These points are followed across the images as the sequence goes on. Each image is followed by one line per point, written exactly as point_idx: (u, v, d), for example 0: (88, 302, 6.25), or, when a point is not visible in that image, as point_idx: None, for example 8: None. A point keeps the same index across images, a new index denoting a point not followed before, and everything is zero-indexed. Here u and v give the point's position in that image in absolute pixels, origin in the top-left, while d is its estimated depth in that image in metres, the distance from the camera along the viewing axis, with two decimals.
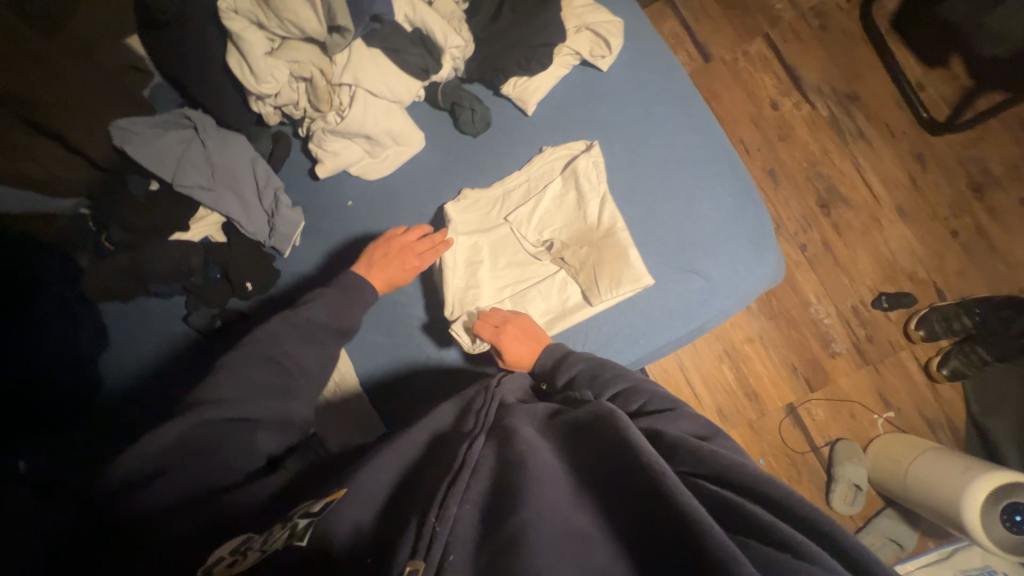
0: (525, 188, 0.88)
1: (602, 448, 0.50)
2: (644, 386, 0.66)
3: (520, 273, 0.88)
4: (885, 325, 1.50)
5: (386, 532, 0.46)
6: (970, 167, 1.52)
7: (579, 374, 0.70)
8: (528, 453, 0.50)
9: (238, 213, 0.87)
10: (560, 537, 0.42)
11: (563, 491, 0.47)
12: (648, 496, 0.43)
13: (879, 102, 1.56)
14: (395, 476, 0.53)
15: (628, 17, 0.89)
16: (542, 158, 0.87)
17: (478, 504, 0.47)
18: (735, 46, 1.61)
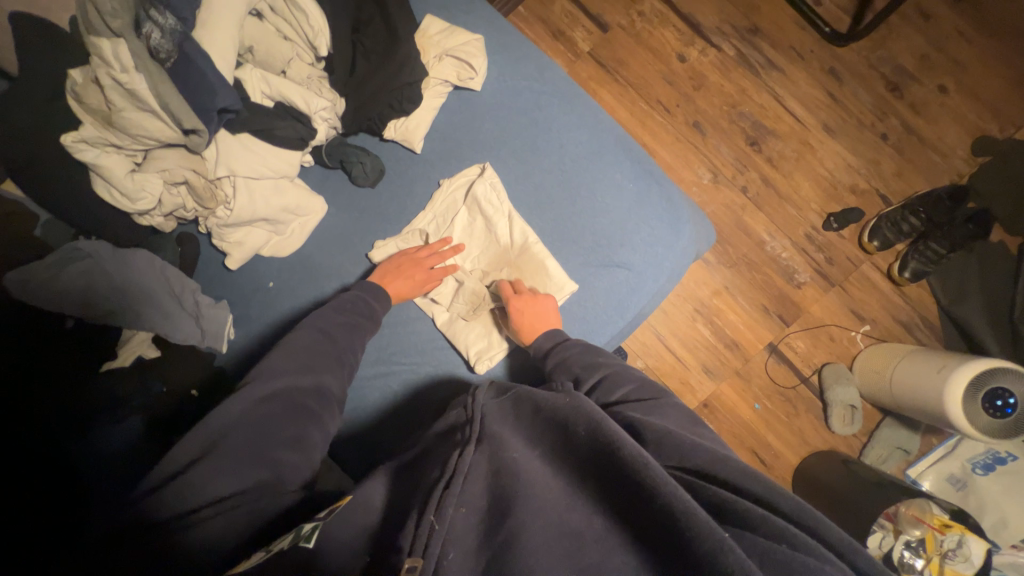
0: (434, 226, 0.88)
1: (572, 426, 0.50)
2: (628, 374, 0.66)
3: (451, 311, 0.87)
4: (841, 244, 1.49)
5: (387, 544, 0.49)
6: (883, 69, 1.52)
7: (572, 361, 0.70)
8: (514, 453, 0.51)
9: (165, 327, 0.86)
10: (553, 534, 0.44)
11: (553, 486, 0.48)
12: (632, 483, 0.43)
13: (780, 28, 1.55)
14: (395, 493, 0.55)
15: (489, 31, 0.89)
16: (442, 193, 0.87)
17: (472, 505, 0.48)
18: (628, 9, 1.58)
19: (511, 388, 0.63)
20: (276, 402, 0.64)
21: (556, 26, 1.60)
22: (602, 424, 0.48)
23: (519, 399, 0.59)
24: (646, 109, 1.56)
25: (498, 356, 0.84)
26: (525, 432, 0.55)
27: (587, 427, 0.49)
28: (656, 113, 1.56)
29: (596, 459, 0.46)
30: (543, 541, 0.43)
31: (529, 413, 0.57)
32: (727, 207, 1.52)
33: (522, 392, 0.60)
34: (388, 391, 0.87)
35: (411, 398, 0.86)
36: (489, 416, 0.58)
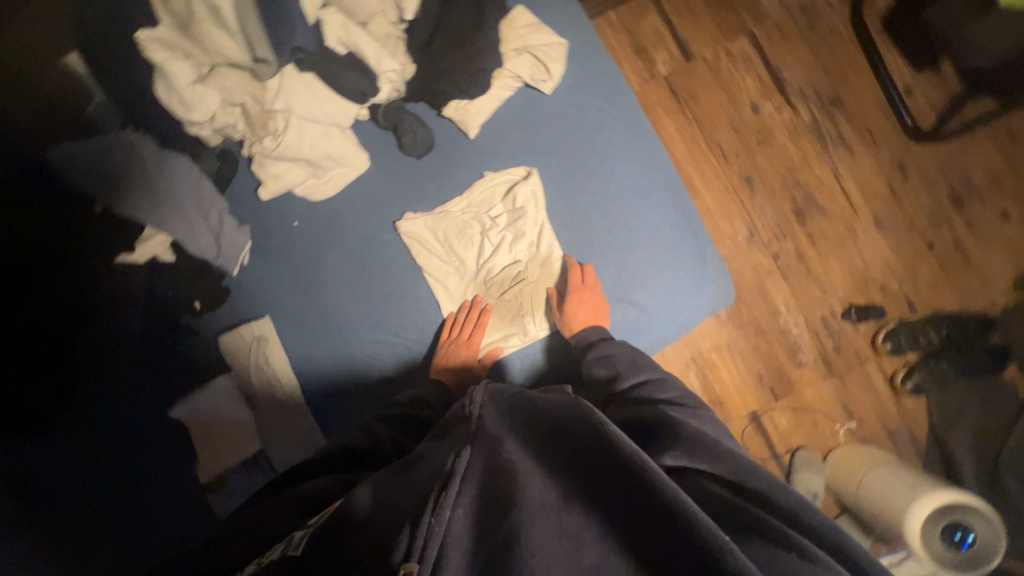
0: (466, 212, 0.89)
1: (569, 424, 0.50)
2: (668, 380, 0.70)
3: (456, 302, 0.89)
4: (854, 337, 1.47)
5: (378, 532, 0.45)
6: (952, 178, 1.47)
7: (617, 358, 0.74)
8: (511, 451, 0.50)
9: (183, 234, 0.88)
10: (549, 535, 0.40)
11: (550, 488, 0.45)
12: (631, 484, 0.41)
13: (863, 108, 1.50)
14: (389, 481, 0.54)
15: (573, 38, 0.88)
16: (483, 184, 0.88)
17: (467, 503, 0.46)
18: (718, 44, 1.54)
19: (509, 392, 0.64)
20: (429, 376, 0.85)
21: (640, 41, 1.56)
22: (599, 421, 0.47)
23: (518, 405, 0.59)
24: (704, 149, 1.53)
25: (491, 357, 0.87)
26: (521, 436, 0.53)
27: (585, 425, 0.48)
28: (713, 157, 1.53)
29: (593, 456, 0.45)
30: (546, 545, 0.39)
31: (526, 417, 0.56)
32: (753, 269, 1.50)
33: (523, 395, 0.62)
34: (377, 357, 0.91)
35: (401, 371, 0.90)
36: (488, 416, 0.58)
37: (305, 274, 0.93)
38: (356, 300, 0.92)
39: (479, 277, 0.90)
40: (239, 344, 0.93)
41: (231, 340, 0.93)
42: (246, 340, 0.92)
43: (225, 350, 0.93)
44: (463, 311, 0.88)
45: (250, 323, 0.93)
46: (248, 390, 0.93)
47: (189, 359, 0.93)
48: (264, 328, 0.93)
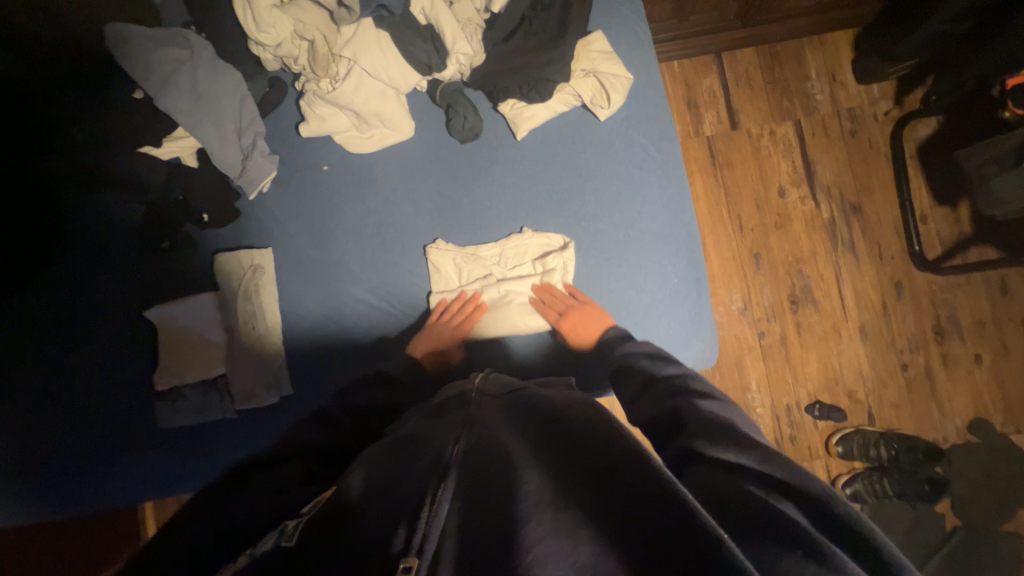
0: (495, 260, 0.91)
1: (568, 428, 0.53)
2: (695, 374, 0.69)
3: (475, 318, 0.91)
4: (811, 433, 1.51)
5: (373, 527, 0.45)
6: (940, 311, 1.54)
7: (637, 358, 0.75)
8: (508, 444, 0.53)
9: (213, 144, 0.87)
10: (543, 516, 0.42)
11: (542, 473, 0.47)
12: (621, 466, 0.44)
13: (879, 222, 1.57)
14: (396, 463, 0.54)
15: (639, 76, 0.90)
16: (519, 238, 0.90)
17: (467, 494, 0.47)
18: (764, 123, 1.60)
19: (511, 383, 0.71)
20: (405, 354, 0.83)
21: (695, 98, 1.61)
22: (608, 424, 0.51)
23: (515, 409, 0.62)
24: (724, 216, 1.58)
25: (484, 330, 0.91)
26: (518, 430, 0.56)
27: (588, 427, 0.52)
28: (730, 225, 1.58)
29: (592, 455, 0.47)
30: (542, 535, 0.40)
31: (527, 418, 0.59)
32: (737, 342, 1.55)
33: (522, 395, 0.66)
34: (365, 319, 0.92)
35: (387, 339, 0.91)
36: (487, 413, 0.61)
37: (318, 218, 0.93)
38: (362, 258, 0.93)
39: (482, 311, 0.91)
40: (235, 268, 0.91)
41: (228, 262, 0.92)
42: (240, 269, 0.91)
43: (219, 270, 0.91)
44: (459, 301, 0.90)
45: (251, 250, 0.92)
46: (229, 318, 0.91)
47: (182, 268, 0.93)
48: (261, 257, 0.92)
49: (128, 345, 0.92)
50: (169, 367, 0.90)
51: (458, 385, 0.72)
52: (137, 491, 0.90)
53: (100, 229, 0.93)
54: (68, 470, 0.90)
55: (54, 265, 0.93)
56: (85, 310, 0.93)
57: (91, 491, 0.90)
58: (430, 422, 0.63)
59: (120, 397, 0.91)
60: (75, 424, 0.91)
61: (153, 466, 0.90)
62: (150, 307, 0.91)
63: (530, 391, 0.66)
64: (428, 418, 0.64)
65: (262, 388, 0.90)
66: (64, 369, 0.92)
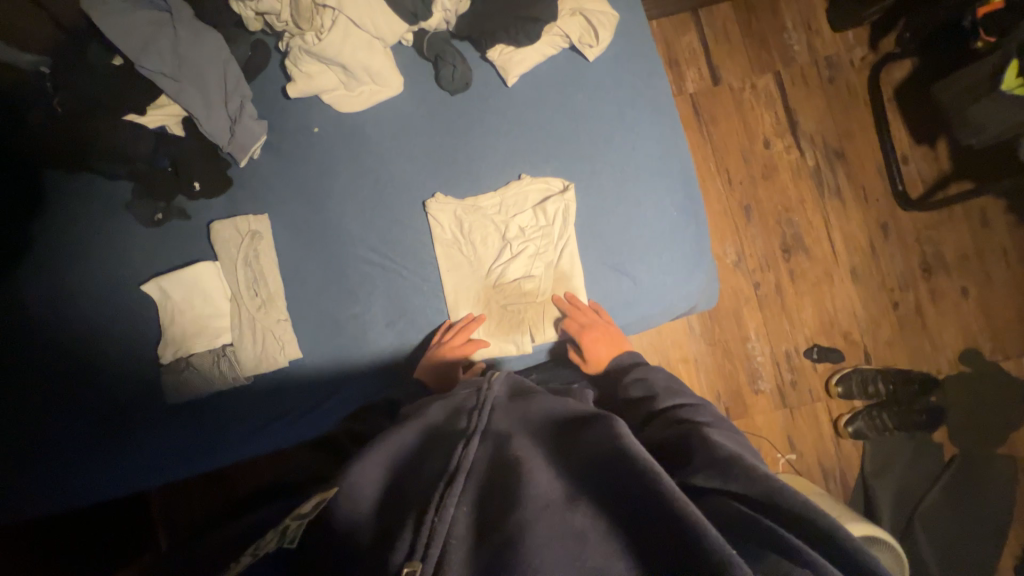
0: (496, 210, 0.91)
1: (580, 433, 0.55)
2: (700, 405, 0.70)
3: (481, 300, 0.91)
4: (811, 376, 1.54)
5: (384, 535, 0.46)
6: (926, 248, 1.58)
7: (652, 384, 0.76)
8: (517, 450, 0.53)
9: (198, 109, 0.85)
10: (550, 532, 0.43)
11: (552, 485, 0.48)
12: (630, 479, 0.45)
13: (862, 166, 1.60)
14: (406, 470, 0.55)
15: (624, 15, 0.91)
16: (518, 185, 0.90)
17: (477, 503, 0.48)
18: (746, 76, 1.62)
19: (525, 384, 0.70)
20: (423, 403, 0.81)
21: (676, 56, 1.62)
22: (613, 428, 0.51)
23: (526, 409, 0.63)
24: (712, 170, 1.60)
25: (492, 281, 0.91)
26: (528, 436, 0.57)
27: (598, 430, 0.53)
28: (718, 180, 1.60)
29: (600, 466, 0.48)
30: (549, 547, 0.41)
31: (537, 426, 0.59)
32: (733, 293, 1.57)
33: (530, 395, 0.66)
34: (370, 278, 0.91)
35: (393, 296, 0.91)
36: (498, 412, 0.61)
37: (313, 180, 0.92)
38: (360, 217, 0.92)
39: (489, 275, 0.91)
40: (232, 233, 0.90)
41: (225, 228, 0.90)
42: (237, 234, 0.90)
43: (216, 237, 0.90)
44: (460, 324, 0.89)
45: (247, 217, 0.91)
46: (231, 284, 0.90)
47: (177, 241, 0.91)
48: (258, 222, 0.91)
49: (127, 322, 0.91)
50: (173, 338, 0.89)
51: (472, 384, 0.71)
52: (149, 474, 0.89)
53: (88, 206, 0.91)
54: (77, 454, 0.89)
55: (43, 248, 0.91)
56: (79, 291, 0.91)
57: (103, 473, 0.88)
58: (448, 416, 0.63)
59: (125, 376, 0.90)
60: (80, 406, 0.90)
61: (164, 443, 0.89)
62: (148, 279, 0.90)
63: (537, 391, 0.67)
64: (440, 411, 0.64)
65: (268, 351, 0.89)
66: (62, 351, 0.90)
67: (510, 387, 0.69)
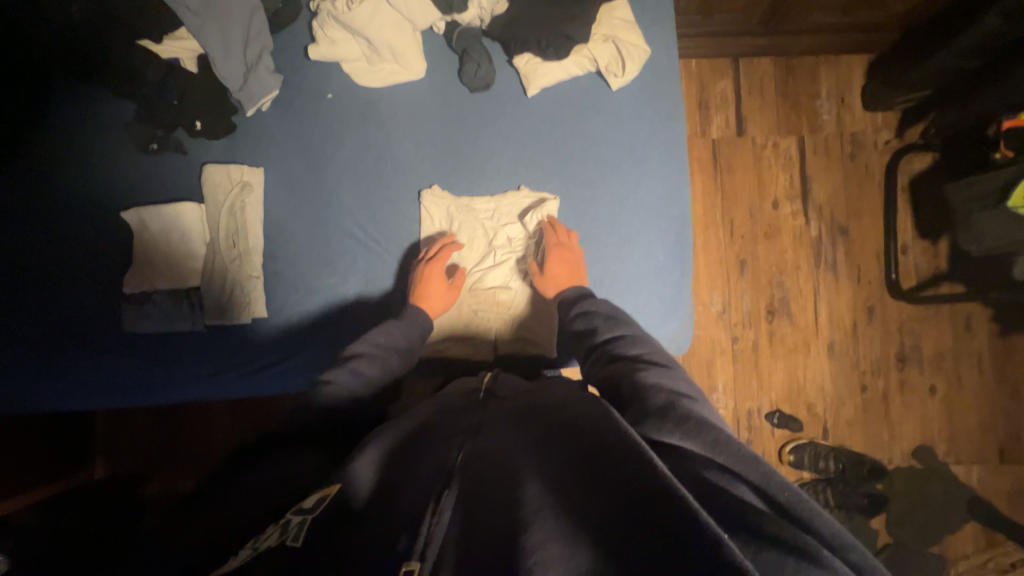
0: (488, 216, 0.91)
1: (563, 430, 0.54)
2: (638, 334, 0.71)
3: (454, 305, 0.91)
4: (767, 439, 1.56)
5: (385, 526, 0.47)
6: (906, 340, 1.60)
7: (597, 314, 0.75)
8: (506, 453, 0.54)
9: (216, 53, 0.79)
10: (543, 521, 0.43)
11: (543, 479, 0.48)
12: (625, 472, 0.44)
13: (862, 246, 1.62)
14: (403, 464, 0.56)
15: (656, 52, 0.91)
16: (515, 196, 0.90)
17: (471, 501, 0.49)
18: (770, 134, 1.62)
19: (522, 387, 0.72)
20: (402, 320, 0.82)
21: (707, 99, 1.62)
22: (606, 423, 0.51)
23: (516, 412, 0.63)
24: (717, 219, 1.60)
25: (469, 283, 0.91)
26: (521, 434, 0.57)
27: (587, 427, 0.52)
28: (721, 229, 1.60)
29: (594, 460, 0.47)
30: (545, 540, 0.41)
31: (530, 421, 0.59)
32: (710, 342, 1.58)
33: (525, 398, 0.67)
34: (351, 254, 0.91)
35: (369, 277, 0.91)
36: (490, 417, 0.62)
37: (316, 144, 0.92)
38: (355, 192, 0.91)
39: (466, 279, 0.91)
40: (224, 180, 0.90)
41: (218, 173, 0.90)
42: (229, 181, 0.89)
43: (207, 180, 0.90)
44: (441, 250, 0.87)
45: (241, 166, 0.90)
46: (211, 229, 0.89)
47: (167, 174, 0.90)
48: (251, 174, 0.90)
49: (100, 243, 0.90)
50: (141, 270, 0.88)
51: (471, 386, 0.75)
52: (90, 397, 0.88)
53: (85, 121, 0.90)
54: (21, 363, 0.88)
55: (31, 153, 0.90)
56: (57, 203, 0.90)
57: (43, 387, 0.87)
58: (440, 415, 0.65)
59: (85, 296, 0.89)
60: (34, 316, 0.89)
61: (111, 370, 0.88)
62: (129, 207, 0.89)
63: (534, 395, 0.67)
64: (436, 410, 0.67)
65: (234, 304, 0.88)
66: (27, 259, 0.89)
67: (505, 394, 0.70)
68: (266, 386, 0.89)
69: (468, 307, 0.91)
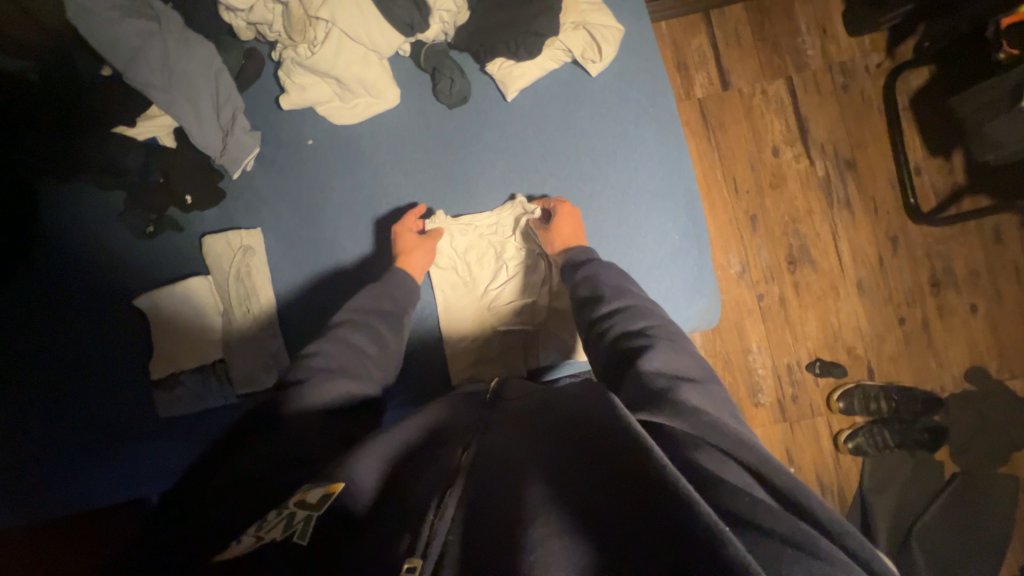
0: (493, 230, 0.89)
1: (569, 419, 0.51)
2: (649, 311, 0.69)
3: (475, 327, 0.88)
4: (812, 390, 1.52)
5: (377, 531, 0.43)
6: (936, 263, 1.55)
7: (604, 282, 0.74)
8: (509, 451, 0.51)
9: (191, 124, 0.83)
10: (541, 520, 0.40)
11: (547, 476, 0.45)
12: (633, 460, 0.41)
13: (873, 176, 1.56)
14: (401, 462, 0.52)
15: (629, 28, 0.88)
16: (515, 206, 0.88)
17: (477, 501, 0.45)
18: (756, 82, 1.57)
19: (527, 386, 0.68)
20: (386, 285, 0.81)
21: (684, 60, 1.57)
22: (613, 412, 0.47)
23: (523, 406, 0.59)
24: (718, 179, 1.56)
25: (487, 302, 0.89)
26: (527, 427, 0.54)
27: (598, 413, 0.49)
28: (725, 188, 1.56)
29: (599, 451, 0.44)
30: (545, 540, 0.38)
31: (534, 416, 0.56)
32: (736, 305, 1.55)
33: (529, 393, 0.64)
34: None
35: None
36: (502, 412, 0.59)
37: (307, 193, 0.90)
38: (354, 233, 0.90)
39: (483, 298, 0.89)
40: (225, 248, 0.89)
41: (217, 243, 0.89)
42: (231, 248, 0.89)
43: (209, 251, 0.89)
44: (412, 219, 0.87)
45: (239, 231, 0.89)
46: (223, 300, 0.89)
47: (169, 253, 0.90)
48: (251, 237, 0.89)
49: (120, 334, 0.90)
50: (165, 354, 0.88)
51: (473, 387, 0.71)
52: (145, 485, 0.89)
53: (79, 217, 0.90)
54: (70, 467, 0.88)
55: (34, 259, 0.90)
56: (71, 303, 0.90)
57: (99, 486, 0.88)
58: (445, 413, 0.62)
59: (118, 389, 0.90)
60: (73, 420, 0.89)
61: (157, 456, 0.89)
62: (140, 294, 0.89)
63: (537, 388, 0.64)
64: (440, 404, 0.63)
65: (261, 368, 0.88)
66: (54, 365, 0.90)
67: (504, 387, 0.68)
68: None
69: (490, 326, 0.89)
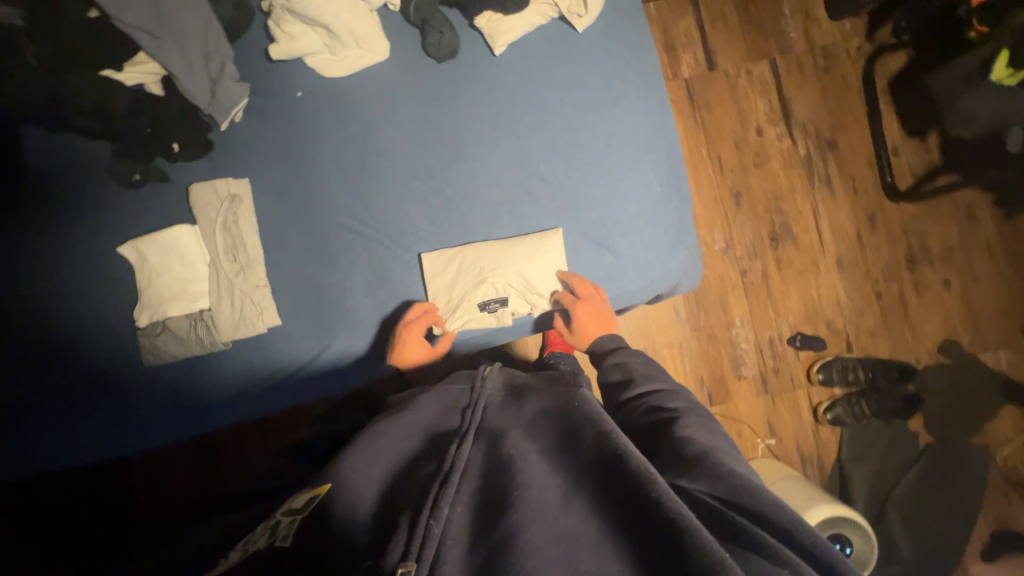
0: (481, 180, 0.90)
1: (566, 433, 0.57)
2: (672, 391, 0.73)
3: (460, 273, 0.89)
4: (793, 363, 1.56)
5: (379, 531, 0.48)
6: (912, 240, 1.60)
7: (633, 367, 0.80)
8: (505, 453, 0.56)
9: (179, 68, 0.83)
10: (541, 523, 0.46)
11: (549, 483, 0.51)
12: (621, 474, 0.48)
13: (853, 156, 1.61)
14: (405, 474, 0.57)
15: None
16: (503, 157, 0.89)
17: (478, 501, 0.51)
18: (741, 63, 1.61)
19: (518, 376, 0.77)
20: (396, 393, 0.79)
21: (672, 40, 1.60)
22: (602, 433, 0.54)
23: (517, 414, 0.65)
24: (704, 157, 1.59)
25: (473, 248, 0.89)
26: (525, 434, 0.60)
27: (584, 426, 0.57)
28: (710, 165, 1.59)
29: (594, 462, 0.51)
30: (543, 541, 0.45)
31: (529, 425, 0.62)
32: (720, 280, 1.57)
33: (519, 399, 0.69)
34: (350, 246, 0.90)
35: (375, 264, 0.90)
36: (491, 411, 0.66)
37: (296, 144, 0.91)
38: (343, 184, 0.91)
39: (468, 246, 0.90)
40: (213, 196, 0.89)
41: (205, 191, 0.89)
42: (219, 196, 0.89)
43: (196, 199, 0.89)
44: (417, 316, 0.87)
45: (227, 179, 0.90)
46: (211, 251, 0.90)
47: (155, 202, 0.90)
48: (239, 185, 0.90)
49: (105, 284, 0.89)
50: (151, 303, 0.88)
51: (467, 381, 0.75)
52: (134, 439, 0.89)
53: (64, 165, 0.89)
54: (52, 422, 0.88)
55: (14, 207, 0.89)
56: (53, 253, 0.89)
57: (83, 441, 0.88)
58: (440, 421, 0.67)
59: (102, 341, 0.89)
60: (55, 374, 0.88)
61: (143, 409, 0.88)
62: (126, 243, 0.88)
63: (527, 396, 0.69)
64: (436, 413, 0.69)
65: (249, 316, 0.89)
66: (33, 315, 0.88)
67: (504, 383, 0.74)
68: (301, 388, 0.91)
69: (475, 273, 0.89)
